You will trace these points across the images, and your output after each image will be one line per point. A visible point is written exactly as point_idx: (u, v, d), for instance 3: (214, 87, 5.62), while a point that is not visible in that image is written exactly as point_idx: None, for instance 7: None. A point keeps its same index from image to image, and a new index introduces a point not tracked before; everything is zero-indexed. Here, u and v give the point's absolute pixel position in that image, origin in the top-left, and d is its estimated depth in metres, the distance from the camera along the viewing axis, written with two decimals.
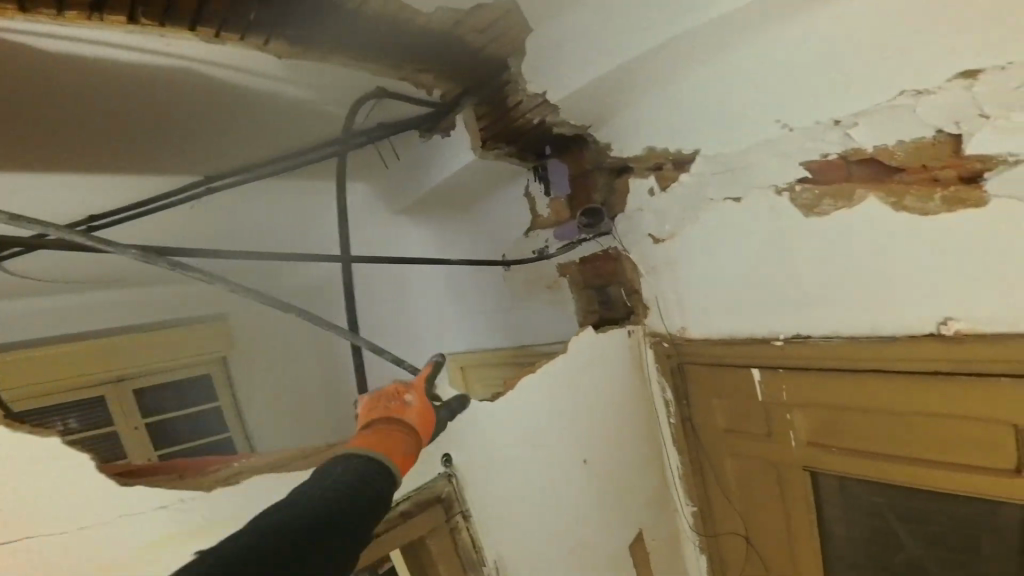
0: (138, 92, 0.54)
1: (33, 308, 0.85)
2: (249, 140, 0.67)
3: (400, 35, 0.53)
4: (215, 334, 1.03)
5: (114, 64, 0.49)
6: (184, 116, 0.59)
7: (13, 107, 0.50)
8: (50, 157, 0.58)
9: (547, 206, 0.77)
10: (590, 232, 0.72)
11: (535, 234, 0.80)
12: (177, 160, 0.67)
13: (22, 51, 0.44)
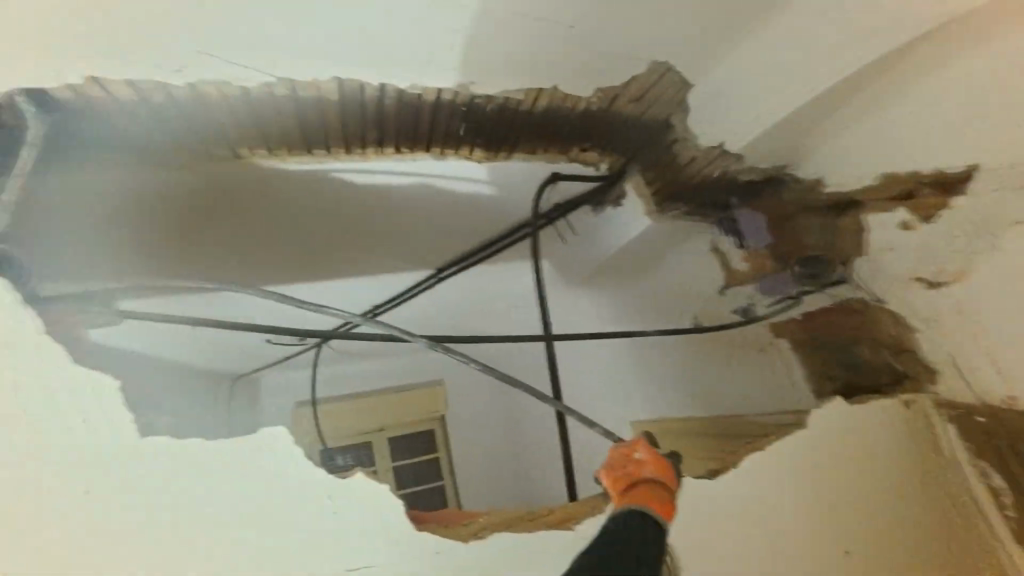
0: (411, 209, 0.89)
1: (341, 376, 1.36)
2: (458, 229, 0.97)
3: (569, 126, 0.69)
4: (435, 397, 1.34)
5: (393, 184, 0.80)
6: (420, 219, 0.92)
7: (332, 221, 0.86)
8: (350, 249, 0.96)
9: (756, 253, 0.82)
10: (817, 278, 0.75)
11: (737, 291, 0.89)
12: (416, 245, 0.99)
13: (335, 183, 0.76)
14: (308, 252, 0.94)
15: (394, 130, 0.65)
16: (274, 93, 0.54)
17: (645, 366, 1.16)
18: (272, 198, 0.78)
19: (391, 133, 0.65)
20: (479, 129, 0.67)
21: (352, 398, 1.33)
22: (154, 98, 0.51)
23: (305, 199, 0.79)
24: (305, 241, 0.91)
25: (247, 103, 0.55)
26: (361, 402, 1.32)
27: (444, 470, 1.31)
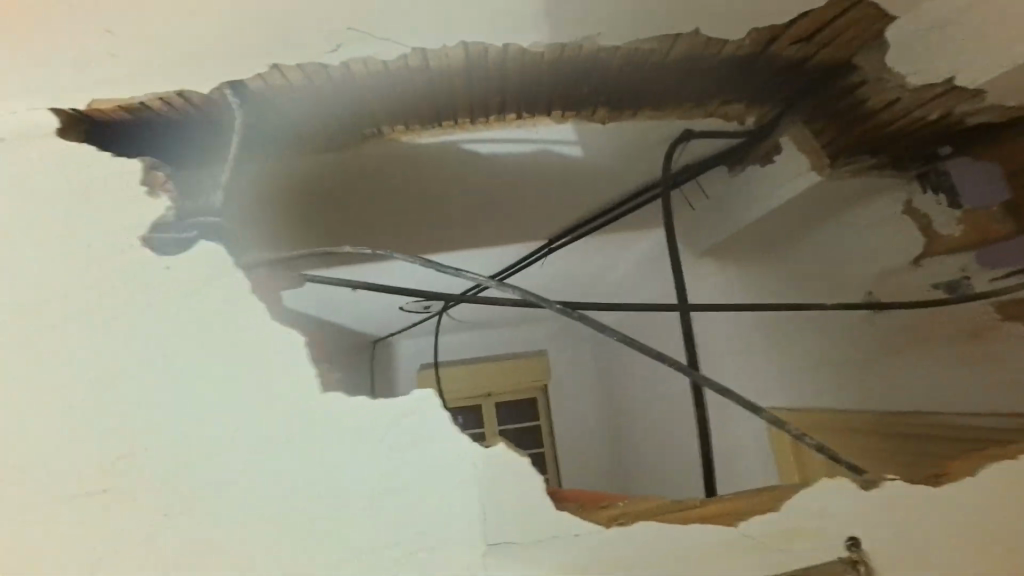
0: (544, 174, 0.91)
1: (467, 342, 1.70)
2: (576, 194, 0.99)
3: (713, 77, 0.62)
4: (537, 366, 1.66)
5: (520, 153, 0.85)
6: (543, 183, 0.95)
7: (459, 192, 0.93)
8: (478, 218, 1.05)
9: (959, 216, 0.77)
10: None
11: (930, 262, 0.82)
12: (536, 210, 1.04)
13: (458, 153, 0.81)
14: (443, 222, 1.04)
15: (530, 97, 0.66)
16: (426, 61, 0.55)
17: (782, 339, 1.11)
18: (409, 174, 0.85)
19: (519, 96, 0.65)
20: (610, 85, 0.63)
21: (461, 363, 1.66)
22: (328, 76, 0.55)
23: (432, 175, 0.86)
24: (435, 214, 1.00)
25: (397, 76, 0.57)
26: (477, 369, 1.65)
27: (545, 437, 1.66)
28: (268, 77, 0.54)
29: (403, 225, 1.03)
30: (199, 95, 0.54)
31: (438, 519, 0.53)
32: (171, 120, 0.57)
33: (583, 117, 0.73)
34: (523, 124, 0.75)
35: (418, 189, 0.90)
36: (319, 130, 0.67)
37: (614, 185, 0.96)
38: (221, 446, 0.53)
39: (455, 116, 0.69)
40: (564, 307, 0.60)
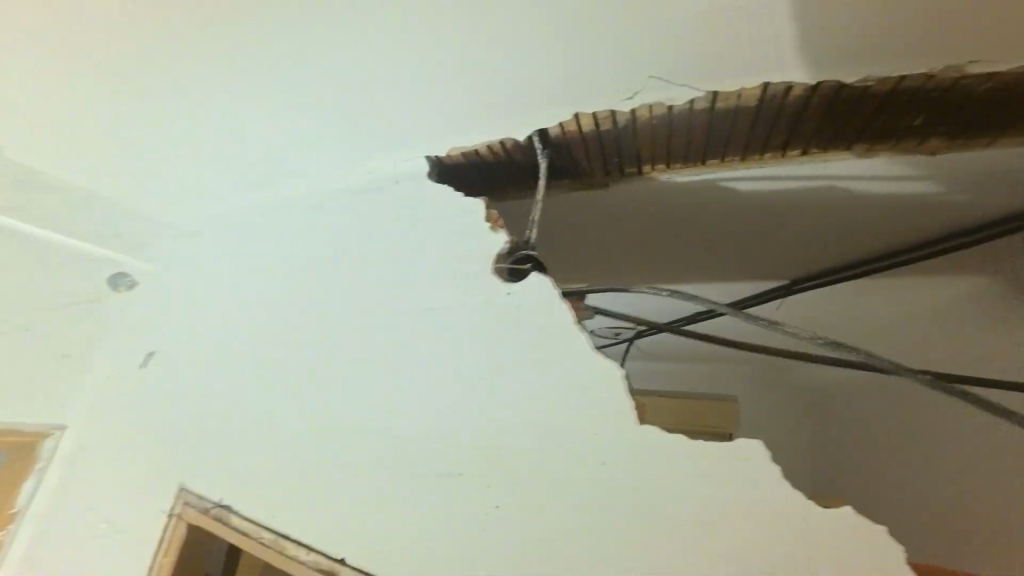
0: (811, 207, 0.92)
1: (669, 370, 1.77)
2: (855, 223, 0.95)
3: None
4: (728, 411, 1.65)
5: (799, 185, 0.86)
6: (823, 218, 0.95)
7: (730, 224, 0.99)
8: (738, 256, 1.10)
9: None
10: None
11: None
12: (796, 242, 1.03)
13: (740, 190, 0.89)
14: (700, 261, 1.13)
15: (861, 116, 0.70)
16: (766, 90, 0.68)
17: None
18: (688, 209, 0.96)
19: (848, 116, 0.71)
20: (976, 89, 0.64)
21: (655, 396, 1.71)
22: (672, 106, 0.73)
23: (695, 211, 0.96)
24: (693, 249, 1.09)
25: (729, 106, 0.71)
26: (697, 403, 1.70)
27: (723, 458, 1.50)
28: (628, 107, 0.74)
29: (660, 259, 1.14)
30: (587, 120, 0.78)
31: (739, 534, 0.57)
32: (528, 151, 0.86)
33: (910, 134, 0.73)
34: (818, 157, 0.79)
35: (686, 220, 0.99)
36: (636, 164, 0.86)
37: (914, 213, 0.91)
38: (540, 390, 0.70)
39: (771, 144, 0.77)
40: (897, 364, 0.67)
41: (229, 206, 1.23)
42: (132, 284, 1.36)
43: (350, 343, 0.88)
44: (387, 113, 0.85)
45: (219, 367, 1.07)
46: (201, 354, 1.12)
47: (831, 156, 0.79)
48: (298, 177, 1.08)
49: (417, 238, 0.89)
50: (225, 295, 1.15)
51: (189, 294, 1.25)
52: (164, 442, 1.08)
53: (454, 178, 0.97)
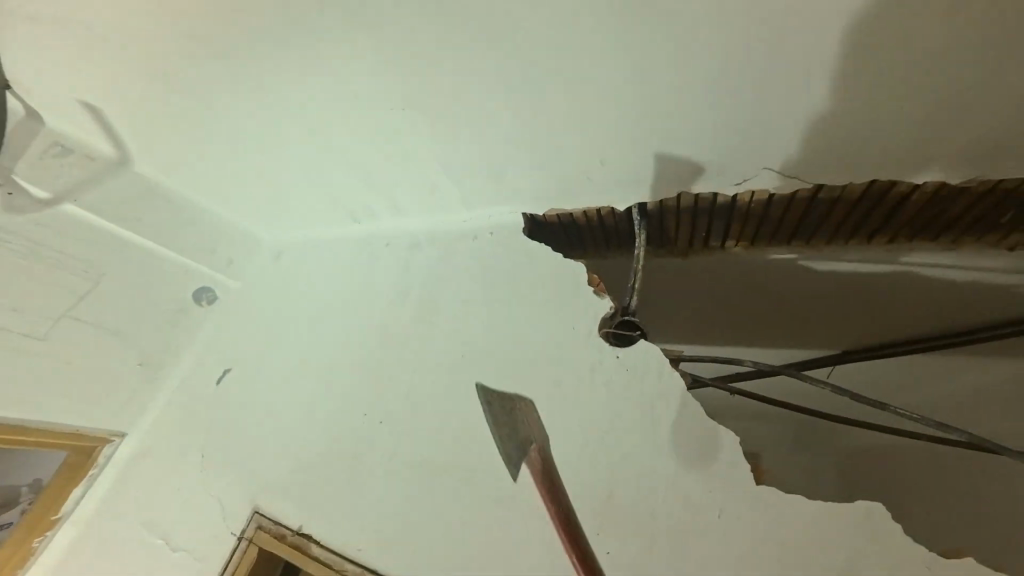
0: (893, 289, 0.96)
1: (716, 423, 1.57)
2: (933, 310, 0.99)
3: None
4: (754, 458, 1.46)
5: (884, 270, 0.91)
6: (898, 300, 0.99)
7: (808, 299, 1.03)
8: (809, 330, 1.13)
9: None
10: None
11: None
12: (869, 324, 1.07)
13: (827, 269, 0.94)
14: (774, 333, 1.16)
15: (956, 210, 0.76)
16: (872, 185, 0.75)
17: None
18: (771, 280, 1.00)
19: (944, 211, 0.76)
20: None
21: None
22: (775, 194, 0.80)
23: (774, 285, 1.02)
24: (768, 320, 1.12)
25: (832, 198, 0.78)
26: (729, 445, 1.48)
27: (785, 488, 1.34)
28: (732, 192, 0.82)
29: (731, 327, 1.18)
30: (689, 200, 0.86)
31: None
32: (625, 220, 0.94)
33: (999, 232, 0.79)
34: (907, 245, 0.85)
35: (766, 292, 1.04)
36: (729, 241, 0.92)
37: (995, 305, 0.95)
38: (649, 444, 0.73)
39: (865, 229, 0.83)
40: (971, 435, 0.69)
41: (322, 238, 1.33)
42: (217, 298, 1.40)
43: (446, 380, 0.94)
44: (504, 171, 0.95)
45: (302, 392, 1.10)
46: (284, 376, 1.15)
47: (920, 246, 0.85)
48: (398, 218, 1.17)
49: (514, 287, 0.95)
50: (309, 323, 1.20)
51: (269, 315, 1.29)
52: (235, 460, 1.09)
53: (548, 237, 1.04)
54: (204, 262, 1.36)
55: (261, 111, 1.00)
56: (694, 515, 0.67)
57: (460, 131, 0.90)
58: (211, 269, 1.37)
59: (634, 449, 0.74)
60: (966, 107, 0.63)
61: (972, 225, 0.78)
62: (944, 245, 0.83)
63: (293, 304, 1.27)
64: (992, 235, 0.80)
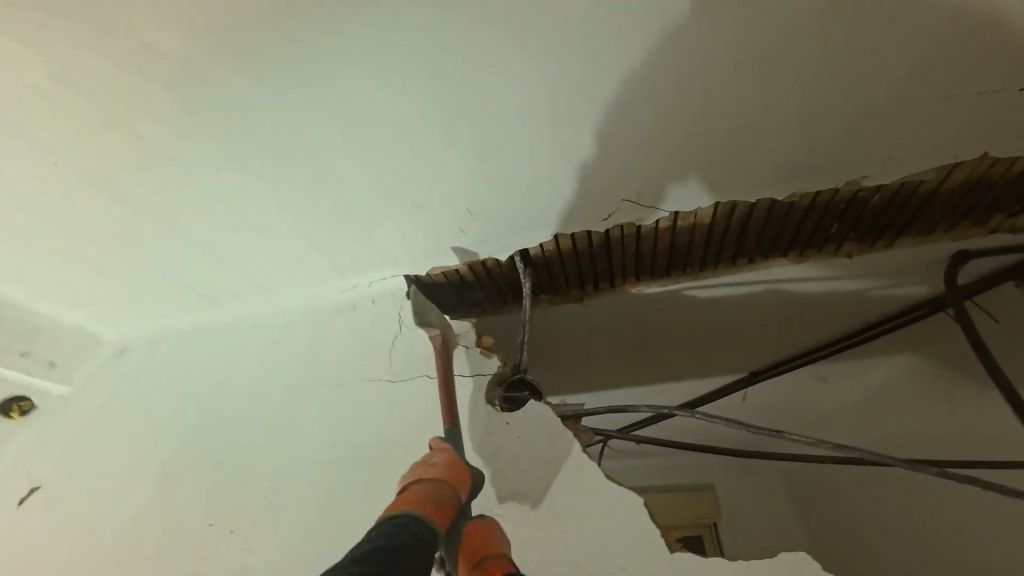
0: (771, 310, 1.02)
1: (644, 472, 1.46)
2: (807, 327, 1.06)
3: (970, 197, 0.82)
4: (712, 502, 1.35)
5: (755, 292, 0.97)
6: (779, 322, 1.04)
7: (702, 332, 1.06)
8: (712, 364, 1.14)
9: None
10: None
11: None
12: (760, 348, 1.11)
13: (709, 298, 0.98)
14: (681, 371, 1.16)
15: (792, 225, 0.85)
16: (716, 209, 0.82)
17: None
18: (664, 317, 1.02)
19: (783, 228, 0.85)
20: (878, 192, 0.79)
21: (646, 488, 1.40)
22: (641, 226, 0.85)
23: (664, 323, 1.03)
24: (672, 358, 1.13)
25: (690, 225, 0.85)
26: (656, 499, 1.36)
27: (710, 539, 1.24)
28: (604, 229, 0.86)
29: (643, 372, 1.16)
30: (566, 241, 0.88)
31: None
32: (511, 271, 0.94)
33: (833, 244, 0.89)
34: (766, 264, 0.92)
35: (664, 330, 1.05)
36: (612, 278, 0.95)
37: (854, 316, 1.04)
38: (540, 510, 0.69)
39: (725, 252, 0.90)
40: (833, 446, 0.69)
41: (178, 327, 1.22)
42: (33, 409, 1.18)
43: (328, 469, 0.83)
44: (379, 233, 0.94)
45: (143, 508, 0.92)
46: (121, 492, 0.97)
47: (777, 263, 0.92)
48: (262, 295, 1.12)
49: (406, 356, 0.91)
50: (156, 424, 1.05)
51: (104, 418, 1.11)
52: None
53: (435, 298, 1.01)
54: (14, 365, 1.13)
55: (107, 181, 0.91)
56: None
57: (328, 194, 0.89)
58: (26, 375, 1.15)
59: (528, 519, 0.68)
60: (764, 123, 0.72)
61: (808, 238, 0.87)
62: (794, 258, 0.91)
63: (137, 404, 1.11)
64: (830, 248, 0.89)
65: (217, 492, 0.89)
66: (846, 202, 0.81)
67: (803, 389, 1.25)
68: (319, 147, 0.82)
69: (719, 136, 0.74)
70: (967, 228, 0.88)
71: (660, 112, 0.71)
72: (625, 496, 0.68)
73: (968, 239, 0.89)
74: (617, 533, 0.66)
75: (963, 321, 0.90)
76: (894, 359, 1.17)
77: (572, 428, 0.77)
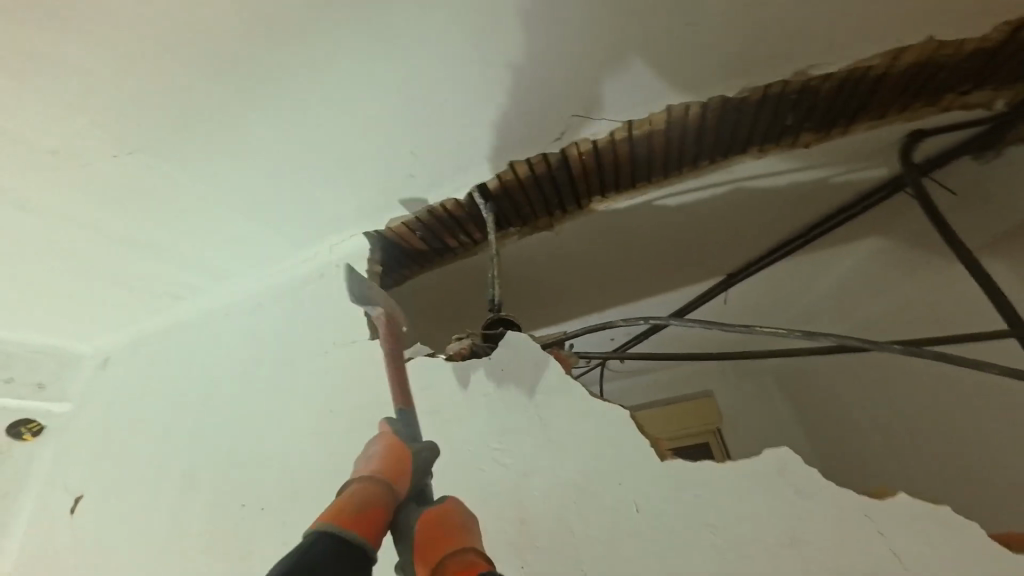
0: (735, 212, 1.02)
1: (639, 387, 1.51)
2: (776, 225, 1.07)
3: (925, 78, 0.80)
4: (710, 407, 1.37)
5: (716, 194, 0.97)
6: (747, 222, 1.05)
7: (672, 244, 1.07)
8: (689, 274, 1.16)
9: None
10: None
11: None
12: (732, 252, 1.12)
13: (675, 208, 0.99)
14: (659, 285, 1.17)
15: (746, 123, 0.84)
16: (668, 115, 0.82)
17: None
18: (632, 233, 1.03)
19: (738, 126, 0.85)
20: (831, 80, 0.78)
21: (640, 406, 1.45)
22: (596, 140, 0.84)
23: (633, 238, 1.04)
24: (647, 275, 1.14)
25: (644, 133, 0.84)
26: (644, 414, 1.42)
27: (716, 443, 1.31)
28: (557, 149, 0.85)
29: (623, 293, 1.17)
30: (523, 167, 0.87)
31: (783, 527, 0.57)
32: (472, 210, 0.93)
33: (790, 138, 0.88)
34: (723, 164, 0.92)
35: (634, 247, 1.06)
36: (576, 200, 0.95)
37: (821, 208, 1.05)
38: (532, 438, 0.70)
39: (683, 160, 0.90)
40: (804, 333, 0.71)
41: (155, 328, 1.19)
42: (41, 428, 1.16)
43: (328, 427, 0.85)
44: (335, 191, 0.93)
45: (173, 501, 0.93)
46: (147, 491, 0.97)
47: (734, 161, 0.92)
48: (231, 280, 1.09)
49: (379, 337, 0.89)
50: (160, 424, 1.04)
51: (113, 424, 1.11)
52: None
53: (401, 248, 1.01)
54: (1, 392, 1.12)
55: (48, 182, 0.87)
56: (594, 501, 0.64)
57: (279, 159, 0.87)
58: (18, 399, 1.16)
59: (522, 447, 0.70)
60: (703, 20, 0.71)
61: (763, 134, 0.87)
62: (749, 156, 0.91)
63: (135, 408, 1.10)
64: (787, 141, 0.89)
65: (230, 475, 0.90)
66: (796, 92, 0.79)
67: (780, 287, 1.27)
68: (255, 110, 0.79)
69: (659, 38, 0.73)
70: (921, 108, 0.87)
71: (596, 21, 0.70)
72: (609, 410, 0.68)
73: (923, 119, 0.89)
74: (604, 450, 0.66)
75: (920, 199, 0.92)
76: (864, 244, 1.19)
77: (556, 354, 0.76)
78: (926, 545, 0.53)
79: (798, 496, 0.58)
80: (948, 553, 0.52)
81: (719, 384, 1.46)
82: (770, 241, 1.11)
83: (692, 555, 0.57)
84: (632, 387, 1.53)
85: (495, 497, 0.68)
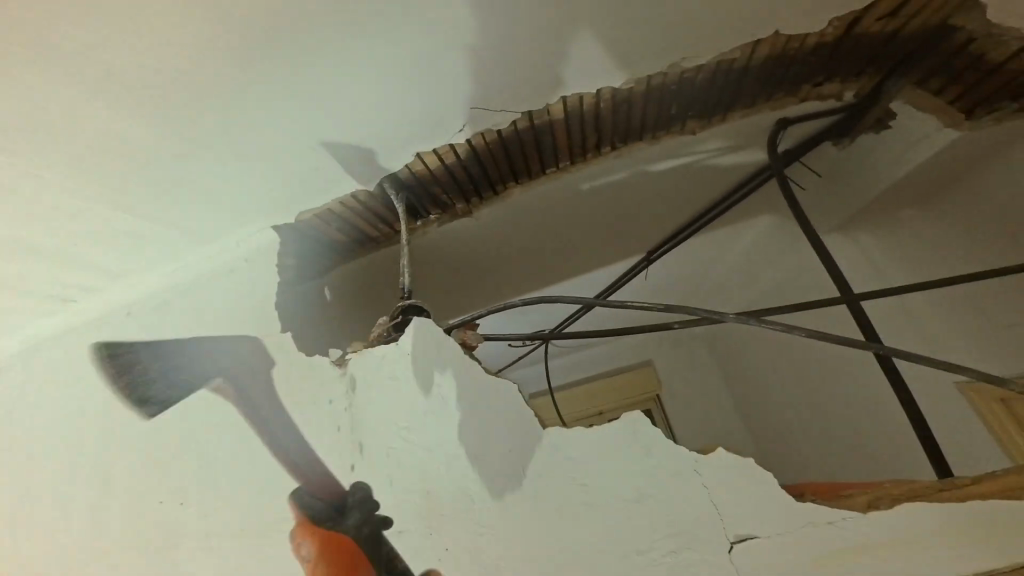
0: (639, 194, 1.10)
1: (583, 361, 1.63)
2: (676, 207, 1.17)
3: (783, 71, 0.91)
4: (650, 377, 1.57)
5: (619, 178, 1.04)
6: (649, 204, 1.14)
7: (585, 226, 1.14)
8: (607, 254, 1.23)
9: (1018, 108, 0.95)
10: None
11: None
12: (642, 232, 1.21)
13: (582, 191, 1.05)
14: (578, 266, 1.24)
15: (636, 112, 0.91)
16: (566, 106, 0.86)
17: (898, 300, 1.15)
18: (547, 217, 1.08)
19: (629, 115, 0.91)
20: (704, 74, 0.86)
21: (587, 379, 1.61)
22: (499, 131, 0.87)
23: (548, 221, 1.09)
24: (566, 257, 1.20)
25: (545, 122, 0.88)
26: (593, 387, 1.59)
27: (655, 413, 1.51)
28: (464, 140, 0.87)
29: (546, 274, 1.23)
30: (431, 158, 0.89)
31: (649, 479, 0.66)
32: (385, 199, 0.94)
33: (677, 125, 0.97)
34: (620, 150, 0.99)
35: (550, 230, 1.12)
36: (489, 187, 0.98)
37: (712, 190, 1.16)
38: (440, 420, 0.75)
39: (584, 146, 0.96)
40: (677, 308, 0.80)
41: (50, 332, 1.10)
42: None
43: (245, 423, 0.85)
44: (235, 184, 0.90)
45: (89, 505, 0.92)
46: (63, 497, 0.95)
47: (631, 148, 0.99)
48: (134, 278, 1.04)
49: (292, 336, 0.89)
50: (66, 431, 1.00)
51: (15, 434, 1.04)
52: None
53: (319, 241, 1.00)
54: None
55: None
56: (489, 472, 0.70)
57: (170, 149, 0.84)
58: None
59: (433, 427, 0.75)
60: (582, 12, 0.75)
61: (653, 122, 0.95)
62: (642, 143, 0.99)
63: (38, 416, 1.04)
64: (675, 127, 0.97)
65: (148, 476, 0.90)
66: (675, 83, 0.87)
67: (685, 264, 1.39)
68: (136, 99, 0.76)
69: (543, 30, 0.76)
70: (783, 99, 0.99)
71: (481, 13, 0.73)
72: (502, 385, 0.74)
73: (786, 108, 1.01)
74: (505, 424, 0.72)
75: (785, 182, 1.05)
76: (755, 222, 1.33)
77: (460, 336, 0.81)
78: (739, 498, 0.62)
79: (653, 455, 0.67)
80: (756, 500, 0.62)
81: (657, 353, 1.61)
82: (672, 221, 1.21)
83: (565, 512, 0.66)
84: (577, 360, 1.63)
85: (402, 476, 0.73)
